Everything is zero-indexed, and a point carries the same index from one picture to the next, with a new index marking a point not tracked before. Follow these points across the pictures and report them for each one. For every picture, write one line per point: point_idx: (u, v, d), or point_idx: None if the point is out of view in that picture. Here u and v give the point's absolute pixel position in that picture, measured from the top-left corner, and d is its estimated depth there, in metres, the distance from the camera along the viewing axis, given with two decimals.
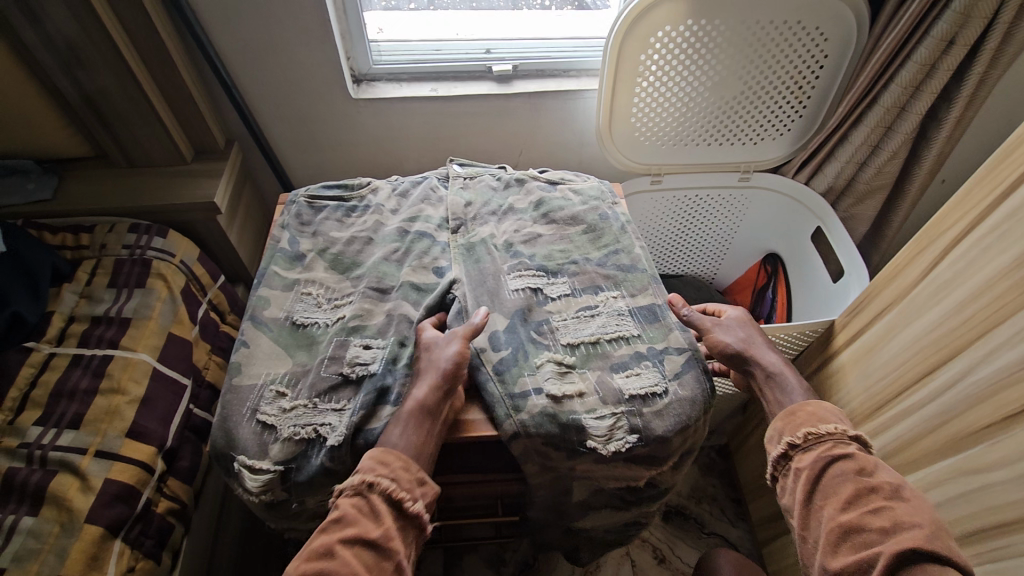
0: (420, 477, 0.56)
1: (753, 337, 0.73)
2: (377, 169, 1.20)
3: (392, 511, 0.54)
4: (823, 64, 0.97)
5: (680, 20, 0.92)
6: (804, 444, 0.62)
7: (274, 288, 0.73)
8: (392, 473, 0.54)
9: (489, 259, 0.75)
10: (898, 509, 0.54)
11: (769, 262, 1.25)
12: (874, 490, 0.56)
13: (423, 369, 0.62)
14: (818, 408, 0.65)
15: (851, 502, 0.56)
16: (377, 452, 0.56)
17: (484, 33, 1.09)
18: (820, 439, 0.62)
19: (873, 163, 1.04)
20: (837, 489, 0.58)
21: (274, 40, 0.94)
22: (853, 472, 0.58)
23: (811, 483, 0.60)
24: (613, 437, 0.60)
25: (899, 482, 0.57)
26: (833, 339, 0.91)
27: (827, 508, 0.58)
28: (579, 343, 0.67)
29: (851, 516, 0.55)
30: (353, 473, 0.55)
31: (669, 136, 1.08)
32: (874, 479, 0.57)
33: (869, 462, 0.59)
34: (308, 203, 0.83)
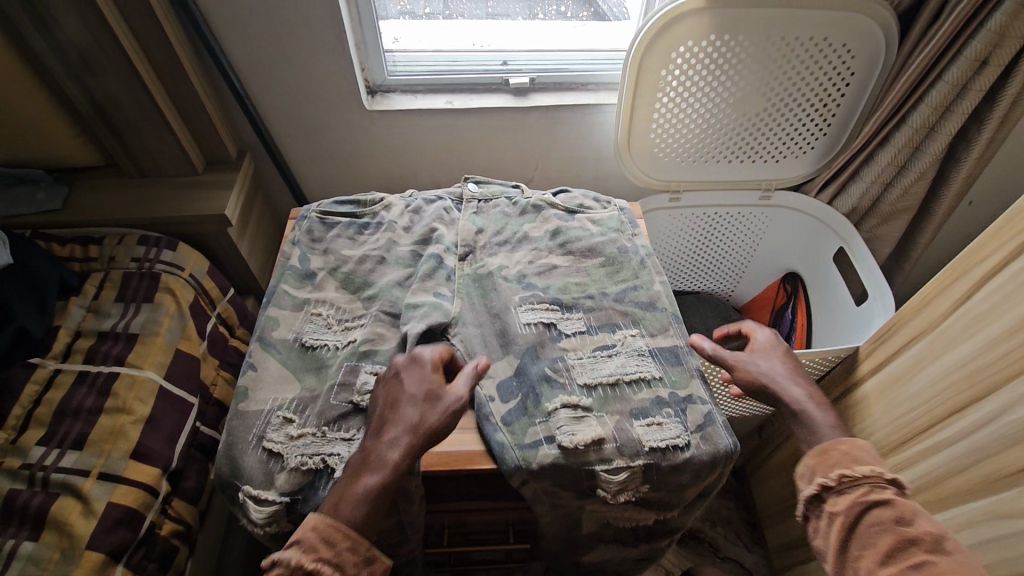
0: (368, 556, 0.50)
1: (789, 368, 0.70)
2: (390, 181, 1.17)
3: None
4: (849, 81, 0.95)
5: (702, 35, 0.90)
6: (838, 487, 0.57)
7: (284, 308, 0.71)
8: (337, 558, 0.49)
9: (499, 294, 0.73)
10: (941, 565, 0.49)
11: (789, 281, 1.22)
12: (913, 540, 0.51)
13: (382, 420, 0.57)
14: (853, 447, 0.60)
15: (889, 555, 0.51)
16: (320, 526, 0.50)
17: (501, 45, 1.08)
18: (858, 482, 0.56)
19: (900, 183, 1.01)
20: (874, 539, 0.53)
21: (286, 51, 0.93)
22: (892, 522, 0.53)
23: (847, 532, 0.54)
24: (623, 490, 0.59)
25: (941, 532, 0.51)
26: (858, 366, 0.87)
27: (865, 559, 0.52)
28: (596, 385, 0.65)
29: (889, 573, 0.50)
30: (289, 550, 0.48)
31: (689, 153, 1.06)
32: (912, 528, 0.52)
33: (907, 510, 0.53)
34: (319, 218, 0.81)
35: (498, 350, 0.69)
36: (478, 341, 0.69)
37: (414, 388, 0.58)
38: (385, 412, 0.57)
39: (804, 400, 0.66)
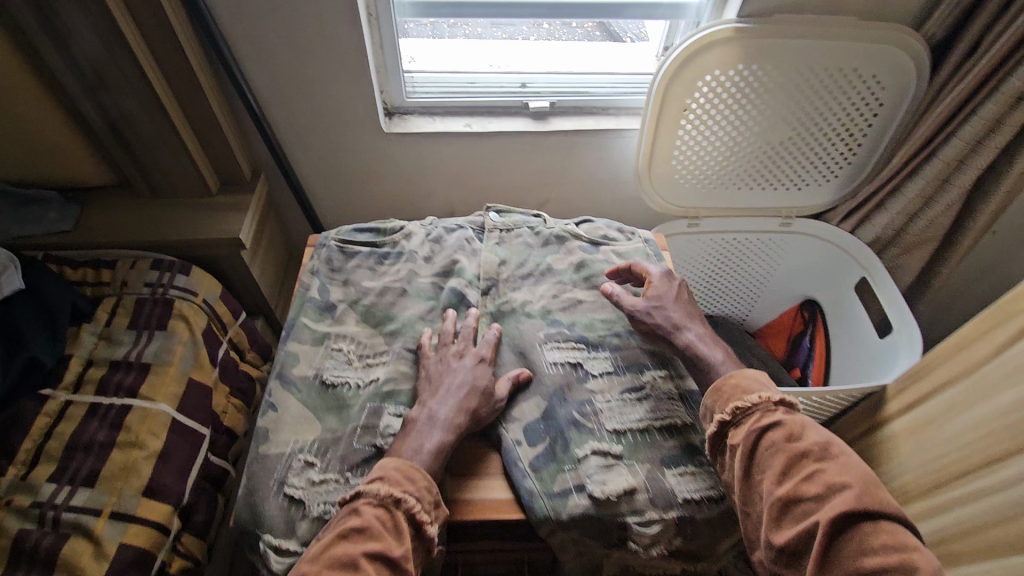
0: (437, 500, 0.55)
1: (687, 305, 0.71)
2: (404, 202, 1.15)
3: (410, 530, 0.52)
4: (876, 112, 0.94)
5: (731, 64, 0.89)
6: (734, 420, 0.58)
7: (303, 343, 0.69)
8: (417, 493, 0.53)
9: (524, 332, 0.72)
10: (828, 471, 0.52)
11: (807, 308, 1.20)
12: (804, 455, 0.54)
13: (446, 390, 0.63)
14: (741, 378, 0.61)
15: (785, 472, 0.53)
16: (402, 466, 0.55)
17: (520, 67, 1.06)
18: (747, 411, 0.58)
19: (926, 215, 0.99)
20: (768, 461, 0.54)
21: (307, 73, 0.91)
22: (782, 441, 0.55)
23: (747, 460, 0.56)
24: (657, 542, 0.58)
25: (826, 440, 0.55)
26: (884, 405, 0.86)
27: (764, 481, 0.54)
28: (626, 431, 0.64)
29: (786, 488, 0.52)
30: (377, 484, 0.53)
31: (711, 180, 1.04)
32: (801, 442, 0.55)
33: (796, 425, 0.56)
34: (339, 247, 0.79)
35: (525, 392, 0.67)
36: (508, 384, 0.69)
37: (472, 370, 0.65)
38: (447, 385, 0.63)
39: (705, 337, 0.67)
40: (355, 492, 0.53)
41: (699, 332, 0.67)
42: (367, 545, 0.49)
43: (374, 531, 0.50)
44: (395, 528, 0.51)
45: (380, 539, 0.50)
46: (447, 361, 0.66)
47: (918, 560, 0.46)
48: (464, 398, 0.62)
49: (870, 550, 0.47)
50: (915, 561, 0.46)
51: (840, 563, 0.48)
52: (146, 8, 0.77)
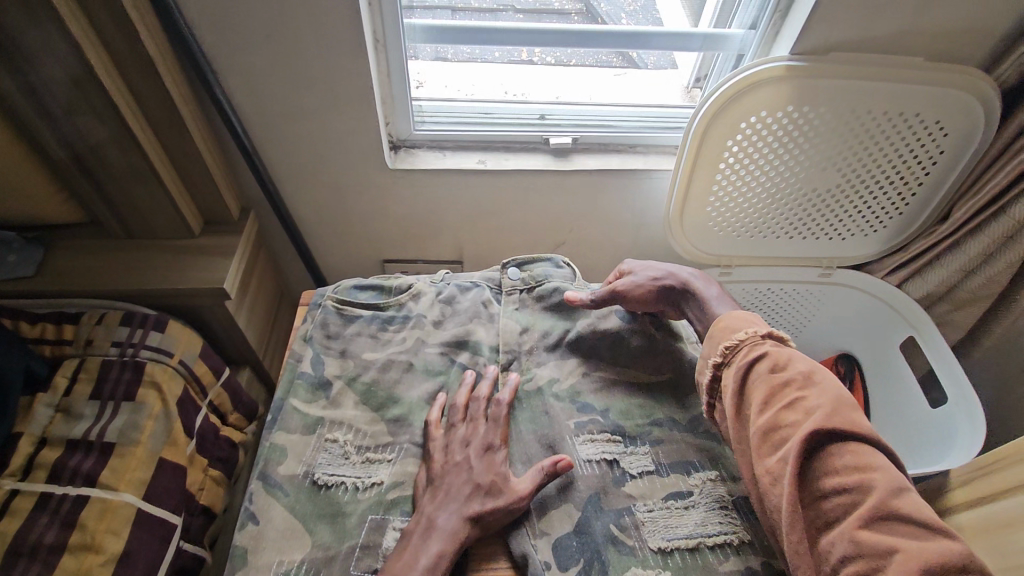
0: None
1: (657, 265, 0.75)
2: (408, 241, 1.05)
3: None
4: (934, 160, 0.85)
5: (779, 105, 0.79)
6: (725, 360, 0.60)
7: (292, 433, 0.59)
8: None
9: (552, 419, 0.63)
10: (809, 397, 0.52)
11: (843, 362, 1.08)
12: (787, 383, 0.54)
13: (445, 493, 0.53)
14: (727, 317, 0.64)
15: (767, 401, 0.54)
16: None
17: (539, 97, 0.96)
18: (738, 349, 0.59)
19: (983, 273, 0.90)
20: (755, 392, 0.55)
21: (304, 103, 0.81)
22: (768, 372, 0.55)
23: (736, 396, 0.57)
24: None
25: (811, 367, 0.54)
26: (947, 494, 0.76)
27: (751, 412, 0.55)
28: (673, 550, 0.54)
29: (767, 416, 0.53)
30: None
31: (748, 226, 0.94)
32: (786, 372, 0.54)
33: (782, 356, 0.56)
34: (337, 309, 0.70)
35: (556, 494, 0.57)
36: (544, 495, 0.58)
37: (473, 464, 0.56)
38: (448, 484, 0.54)
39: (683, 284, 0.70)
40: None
41: (682, 275, 0.71)
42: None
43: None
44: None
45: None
46: (452, 451, 0.57)
47: (877, 481, 0.46)
48: (465, 503, 0.53)
49: (834, 470, 0.48)
50: (875, 482, 0.46)
51: (807, 485, 0.48)
52: (113, 30, 0.66)
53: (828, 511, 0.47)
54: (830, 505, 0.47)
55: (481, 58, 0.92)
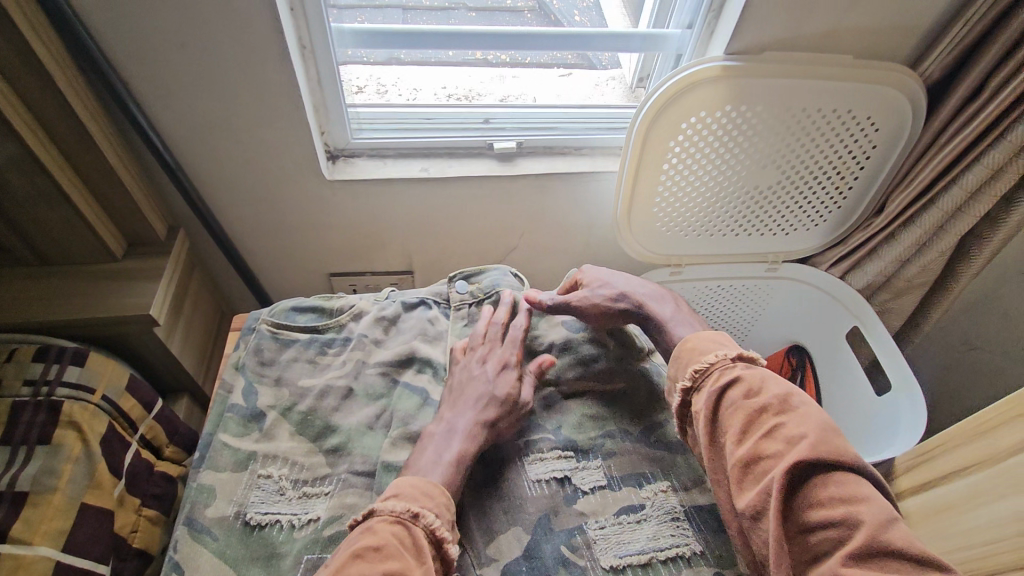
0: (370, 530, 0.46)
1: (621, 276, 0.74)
2: (353, 252, 1.01)
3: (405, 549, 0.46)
4: (870, 155, 0.86)
5: (718, 105, 0.79)
6: (695, 384, 0.59)
7: (222, 472, 0.55)
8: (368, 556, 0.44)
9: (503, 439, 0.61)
10: (788, 424, 0.51)
11: (794, 354, 1.10)
12: (763, 410, 0.53)
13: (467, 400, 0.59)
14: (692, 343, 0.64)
15: (745, 431, 0.53)
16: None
17: (482, 101, 0.94)
18: (708, 372, 0.59)
19: (919, 262, 0.93)
20: (731, 420, 0.54)
21: (229, 114, 0.77)
22: (742, 399, 0.55)
23: (712, 424, 0.56)
24: None
25: (786, 392, 0.53)
26: (894, 481, 0.78)
27: (727, 442, 0.54)
28: (625, 567, 0.53)
29: (746, 447, 0.52)
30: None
31: (695, 225, 0.95)
32: (761, 397, 0.54)
33: (755, 380, 0.56)
34: (272, 333, 0.67)
35: (503, 517, 0.55)
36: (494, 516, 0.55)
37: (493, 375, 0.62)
38: (468, 391, 0.60)
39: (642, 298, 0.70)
40: (367, 513, 0.48)
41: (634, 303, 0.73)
42: (386, 564, 0.43)
43: (391, 548, 0.44)
44: (416, 546, 0.46)
45: (398, 556, 0.44)
46: (472, 365, 0.64)
47: (865, 515, 0.45)
48: (484, 408, 0.59)
49: (819, 501, 0.47)
50: (862, 515, 0.45)
51: (791, 518, 0.48)
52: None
53: (816, 543, 0.46)
54: (817, 538, 0.46)
55: (427, 62, 0.89)
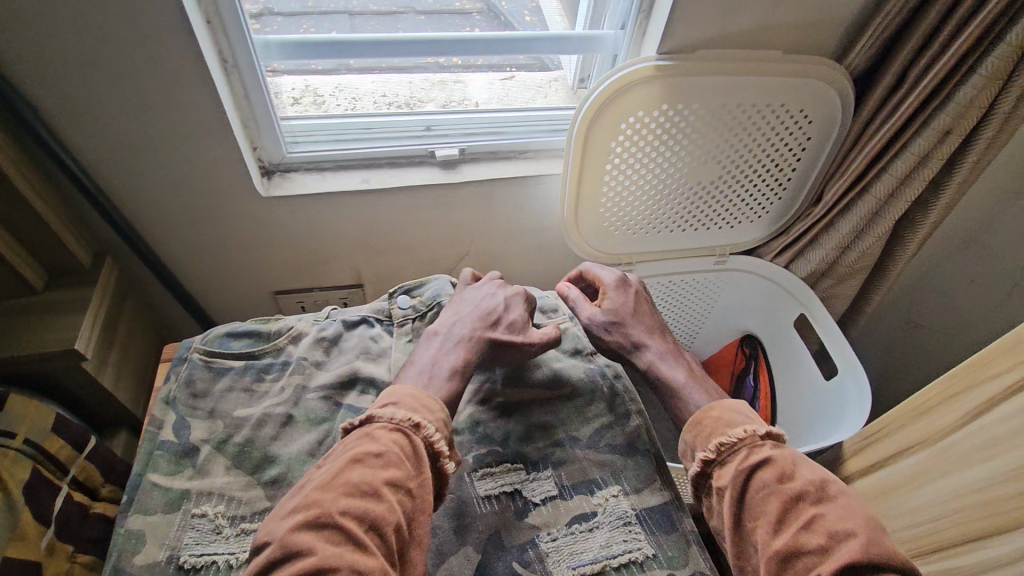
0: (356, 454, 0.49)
1: (651, 330, 0.70)
2: (299, 269, 0.98)
3: (390, 459, 0.49)
4: (805, 146, 0.88)
5: (654, 104, 0.79)
6: (719, 459, 0.56)
7: (151, 515, 0.52)
8: (360, 477, 0.47)
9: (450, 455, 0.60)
10: (829, 517, 0.49)
11: (747, 344, 1.14)
12: (799, 497, 0.51)
13: (474, 312, 0.66)
14: (722, 412, 0.60)
15: (781, 521, 0.50)
16: (328, 498, 0.45)
17: (423, 107, 0.92)
18: (734, 449, 0.56)
19: (858, 248, 0.95)
20: (764, 507, 0.52)
21: (148, 134, 0.73)
22: (775, 483, 0.52)
23: (738, 505, 0.53)
24: None
25: (823, 479, 0.51)
26: (843, 462, 0.80)
27: (760, 529, 0.51)
28: None
29: (784, 538, 0.49)
30: (338, 502, 0.45)
31: (643, 224, 0.95)
32: (795, 484, 0.52)
33: (787, 464, 0.53)
34: (204, 362, 0.64)
35: (452, 538, 0.54)
36: (443, 537, 0.54)
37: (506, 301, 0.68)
38: (478, 306, 0.67)
39: (666, 364, 0.67)
40: (366, 419, 0.53)
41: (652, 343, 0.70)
42: (387, 472, 0.48)
43: (391, 456, 0.49)
44: (414, 454, 0.51)
45: (397, 465, 0.49)
46: (485, 288, 0.71)
47: None
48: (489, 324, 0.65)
49: None
50: None
51: None
52: None
53: None
54: None
55: (374, 69, 0.87)
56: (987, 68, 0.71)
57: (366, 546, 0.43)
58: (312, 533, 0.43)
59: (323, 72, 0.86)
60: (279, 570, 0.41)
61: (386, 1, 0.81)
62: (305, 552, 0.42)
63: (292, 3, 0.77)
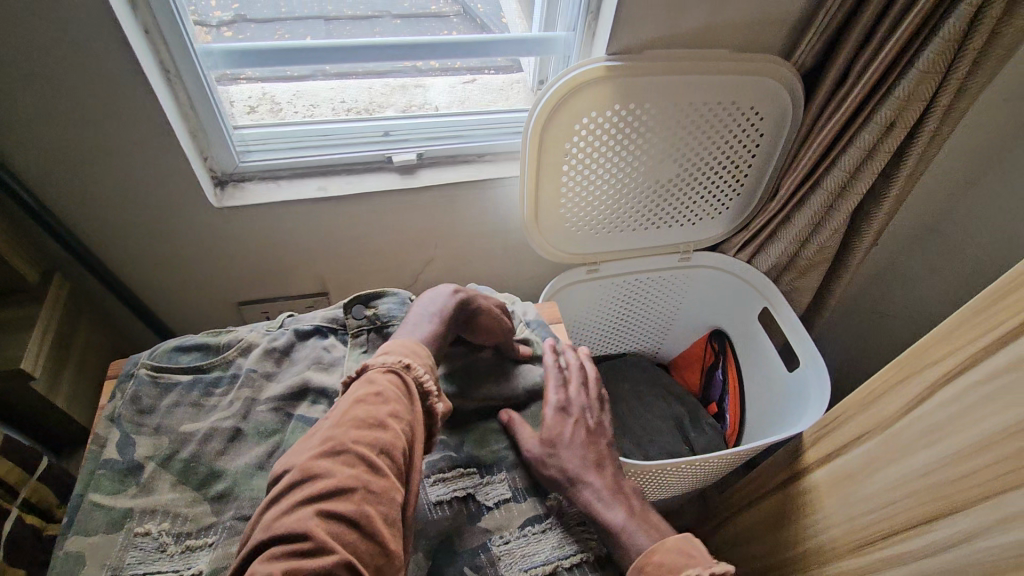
0: (359, 394, 0.50)
1: (597, 453, 0.64)
2: (260, 279, 0.97)
3: (390, 395, 0.51)
4: (759, 143, 0.89)
5: (605, 104, 0.80)
6: None
7: (92, 535, 0.52)
8: (365, 411, 0.48)
9: None
10: None
11: (715, 338, 1.17)
12: None
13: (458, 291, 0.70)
14: (663, 557, 0.53)
15: None
16: (339, 432, 0.46)
17: (380, 113, 0.91)
18: None
19: (816, 242, 0.96)
20: None
21: (90, 147, 0.72)
22: None
23: None
24: None
25: None
26: (803, 453, 0.81)
27: None
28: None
29: None
30: (349, 432, 0.47)
31: (604, 223, 0.96)
32: None
33: None
34: (151, 377, 0.63)
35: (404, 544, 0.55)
36: None
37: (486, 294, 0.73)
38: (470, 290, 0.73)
39: (608, 500, 0.60)
40: (362, 366, 0.54)
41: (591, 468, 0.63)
42: (387, 407, 0.50)
43: (390, 392, 0.51)
44: (406, 392, 0.53)
45: (396, 400, 0.51)
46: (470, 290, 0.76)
47: None
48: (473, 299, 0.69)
49: None
50: None
51: None
52: None
53: None
54: None
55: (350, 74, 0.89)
56: (922, 62, 0.72)
57: (380, 469, 0.45)
58: (327, 460, 0.45)
59: (297, 78, 0.87)
60: (300, 493, 0.42)
61: (362, 6, 0.80)
62: (324, 476, 0.43)
63: (265, 11, 0.78)
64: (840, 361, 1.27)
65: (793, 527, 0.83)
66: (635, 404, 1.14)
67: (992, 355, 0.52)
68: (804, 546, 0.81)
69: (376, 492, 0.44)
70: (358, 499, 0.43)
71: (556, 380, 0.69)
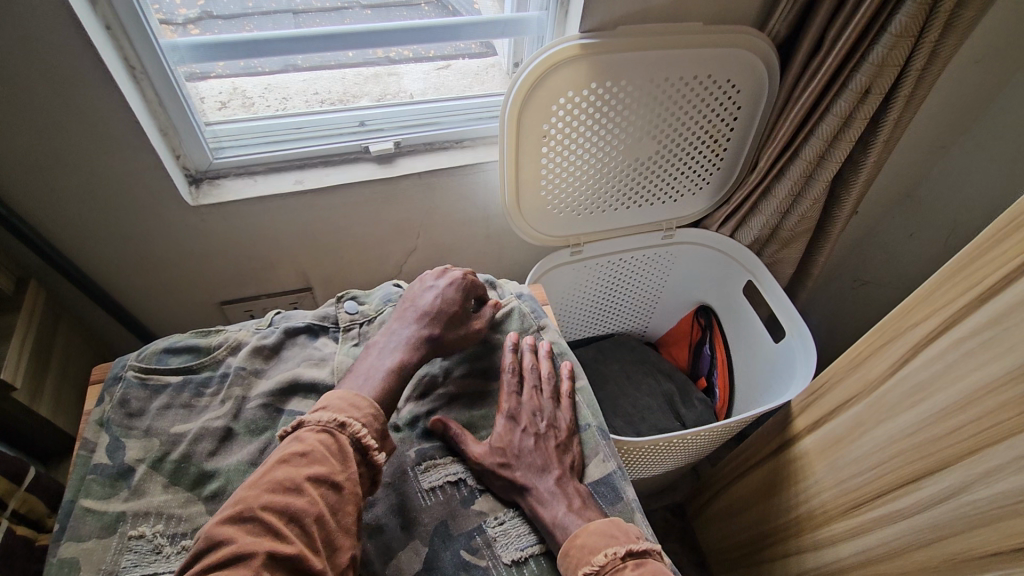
0: (282, 458, 0.50)
1: (544, 451, 0.63)
2: (240, 278, 0.96)
3: (313, 455, 0.51)
4: (737, 115, 0.90)
5: (583, 83, 0.79)
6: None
7: (86, 541, 0.52)
8: (282, 475, 0.49)
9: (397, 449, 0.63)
10: None
11: (702, 314, 1.19)
12: None
13: (411, 313, 0.67)
14: (584, 537, 0.54)
15: None
16: (252, 496, 0.47)
17: (356, 102, 0.90)
18: None
19: (796, 212, 0.97)
20: None
21: (57, 150, 0.70)
22: None
23: None
24: None
25: None
26: (792, 420, 0.83)
27: None
28: (525, 560, 0.57)
29: None
30: (259, 496, 0.47)
31: (585, 204, 0.96)
32: None
33: None
34: (139, 379, 0.62)
35: (400, 535, 0.57)
36: (391, 531, 0.57)
37: (440, 292, 0.69)
38: (409, 306, 0.68)
39: (549, 497, 0.59)
40: (297, 423, 0.54)
41: (541, 464, 0.62)
42: (309, 470, 0.50)
43: (315, 452, 0.51)
44: (341, 451, 0.53)
45: (321, 460, 0.51)
46: (426, 282, 0.71)
47: None
48: (428, 324, 0.66)
49: None
50: None
51: None
52: None
53: None
54: None
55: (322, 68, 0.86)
56: (895, 26, 0.73)
57: (284, 535, 0.45)
58: (234, 527, 0.45)
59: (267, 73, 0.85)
60: (203, 559, 0.43)
61: None
62: (227, 542, 0.44)
63: (231, 6, 0.75)
64: (825, 331, 1.28)
65: (785, 494, 0.85)
66: (625, 383, 1.15)
67: (975, 310, 0.53)
68: (795, 512, 0.83)
69: (279, 560, 0.44)
70: (256, 566, 0.42)
71: (507, 387, 0.69)
